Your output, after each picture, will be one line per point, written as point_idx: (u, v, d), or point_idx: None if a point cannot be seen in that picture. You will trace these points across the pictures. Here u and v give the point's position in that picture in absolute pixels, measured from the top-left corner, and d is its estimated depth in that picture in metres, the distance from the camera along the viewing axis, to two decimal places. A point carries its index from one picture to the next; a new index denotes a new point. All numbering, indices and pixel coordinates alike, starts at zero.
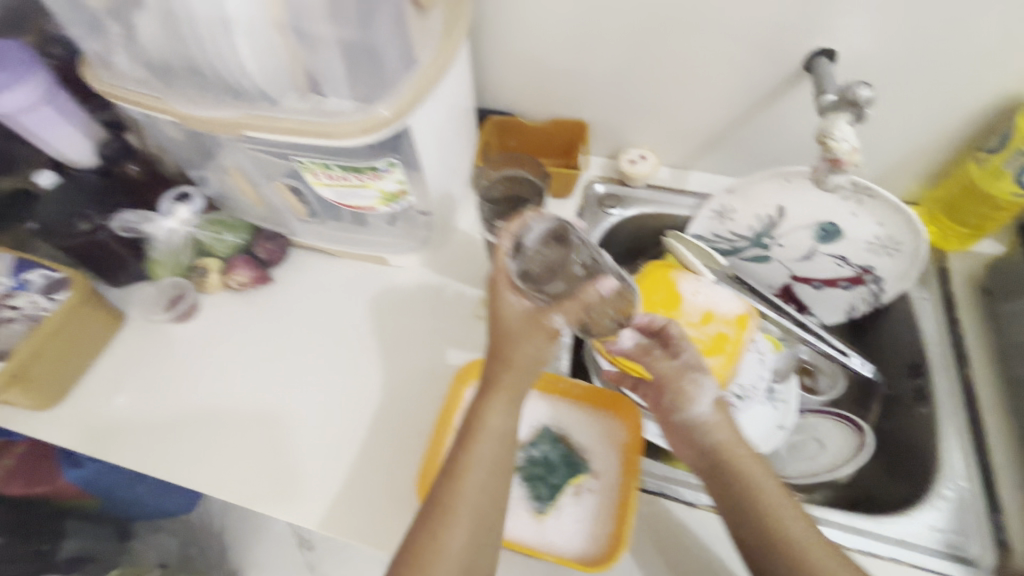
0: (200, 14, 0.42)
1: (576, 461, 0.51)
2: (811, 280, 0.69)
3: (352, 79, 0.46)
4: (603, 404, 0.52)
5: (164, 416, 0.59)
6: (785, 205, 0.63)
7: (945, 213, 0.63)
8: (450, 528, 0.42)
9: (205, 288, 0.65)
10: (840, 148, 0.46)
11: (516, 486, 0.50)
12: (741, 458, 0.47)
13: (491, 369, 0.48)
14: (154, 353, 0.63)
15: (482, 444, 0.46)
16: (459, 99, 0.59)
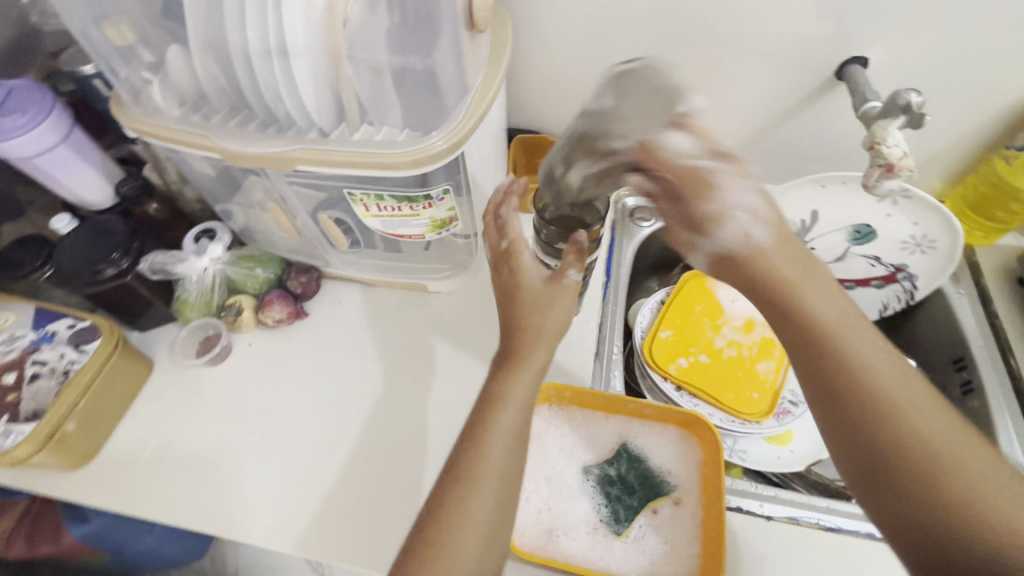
0: (256, 48, 0.40)
1: (655, 482, 0.50)
2: (844, 281, 0.68)
3: (408, 107, 0.45)
4: (674, 422, 0.52)
5: (204, 465, 0.56)
6: (819, 209, 0.65)
7: (971, 209, 0.65)
8: (477, 496, 0.39)
9: (237, 328, 0.62)
10: (892, 155, 0.48)
11: (593, 511, 0.48)
12: (809, 291, 0.40)
13: (507, 338, 0.44)
14: (188, 398, 0.60)
15: (506, 414, 0.41)
16: (498, 121, 0.59)
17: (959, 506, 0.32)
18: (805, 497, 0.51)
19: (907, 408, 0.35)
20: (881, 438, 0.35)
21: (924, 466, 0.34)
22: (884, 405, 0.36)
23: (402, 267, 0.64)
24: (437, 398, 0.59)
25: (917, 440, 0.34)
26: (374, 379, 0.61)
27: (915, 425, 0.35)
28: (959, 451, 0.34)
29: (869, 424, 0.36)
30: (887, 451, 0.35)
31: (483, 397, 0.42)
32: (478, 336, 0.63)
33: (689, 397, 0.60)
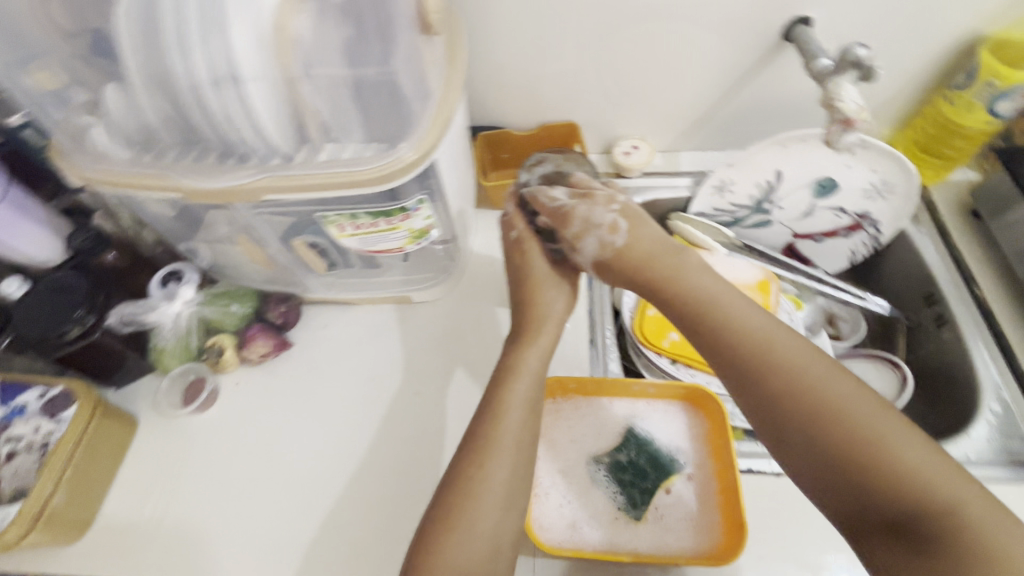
0: (205, 78, 0.38)
1: (665, 462, 0.51)
2: (812, 235, 0.72)
3: (368, 120, 0.44)
4: (677, 398, 0.54)
5: (208, 515, 0.53)
6: (783, 169, 0.65)
7: (923, 148, 0.68)
8: (494, 458, 0.41)
9: (222, 368, 0.60)
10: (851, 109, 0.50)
11: (610, 500, 0.49)
12: (686, 275, 0.48)
13: (519, 313, 0.52)
14: (180, 449, 0.57)
15: (521, 381, 0.45)
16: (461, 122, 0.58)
17: (853, 460, 0.37)
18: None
19: (794, 381, 0.41)
20: (778, 414, 0.41)
21: (819, 433, 0.39)
22: (773, 381, 0.41)
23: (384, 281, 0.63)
24: (440, 410, 0.58)
25: (802, 395, 0.40)
26: (372, 402, 0.59)
27: (806, 394, 0.40)
28: (846, 411, 0.39)
29: (767, 403, 0.41)
30: (786, 424, 0.40)
31: (499, 367, 0.47)
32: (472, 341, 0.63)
33: (685, 369, 0.60)
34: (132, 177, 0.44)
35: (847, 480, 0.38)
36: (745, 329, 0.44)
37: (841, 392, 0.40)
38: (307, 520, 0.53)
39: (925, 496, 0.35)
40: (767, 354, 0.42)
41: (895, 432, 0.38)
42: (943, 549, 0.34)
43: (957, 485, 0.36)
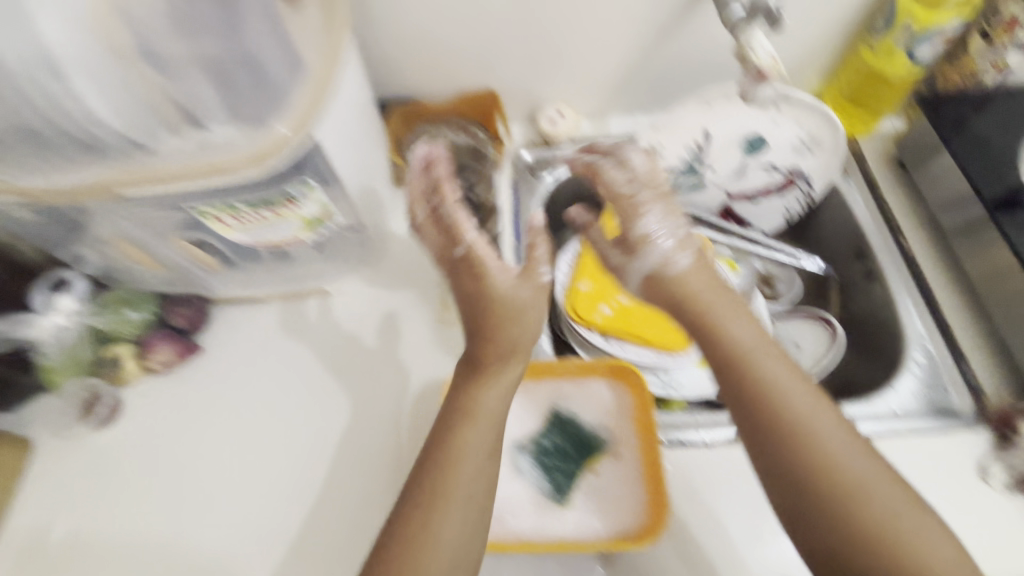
0: (15, 62, 0.33)
1: (590, 441, 0.49)
2: (747, 196, 0.68)
3: (227, 100, 0.39)
4: (603, 375, 0.51)
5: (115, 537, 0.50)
6: (710, 128, 0.63)
7: (850, 100, 0.66)
8: (439, 515, 0.39)
9: (123, 381, 0.56)
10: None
11: (533, 487, 0.47)
12: (730, 320, 0.43)
13: (474, 344, 0.46)
14: (82, 470, 0.53)
15: (474, 424, 0.43)
16: (360, 97, 0.53)
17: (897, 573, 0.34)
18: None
19: (840, 470, 0.37)
20: (818, 507, 0.37)
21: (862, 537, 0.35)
22: (819, 467, 0.37)
23: (297, 274, 0.59)
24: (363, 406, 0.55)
25: (841, 475, 0.37)
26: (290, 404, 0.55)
27: (851, 494, 0.36)
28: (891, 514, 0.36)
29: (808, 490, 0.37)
30: (826, 521, 0.36)
31: (453, 408, 0.44)
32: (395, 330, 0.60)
33: (616, 341, 0.60)
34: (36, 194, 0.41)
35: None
36: (790, 393, 0.40)
37: (884, 491, 0.36)
38: (234, 535, 0.51)
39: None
40: (812, 436, 0.38)
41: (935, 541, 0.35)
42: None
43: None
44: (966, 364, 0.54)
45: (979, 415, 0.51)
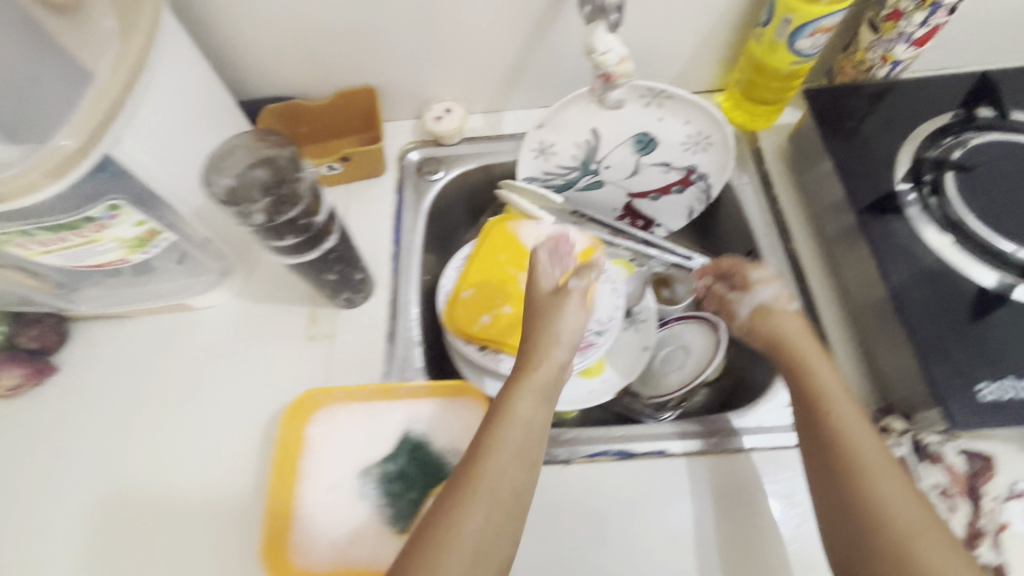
0: (79, 77, 0.50)
1: (437, 472, 0.58)
2: (649, 193, 0.84)
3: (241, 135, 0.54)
4: (450, 395, 0.61)
5: (113, 427, 0.67)
6: (597, 128, 0.77)
7: (745, 83, 0.78)
8: (466, 514, 0.46)
9: (132, 313, 0.72)
10: (625, 70, 0.56)
11: (381, 509, 0.56)
12: (843, 406, 0.54)
13: (519, 369, 0.58)
14: (94, 376, 0.70)
15: (539, 373, 0.57)
16: (231, 117, 0.69)
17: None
18: (710, 421, 0.64)
19: (895, 498, 0.47)
20: (857, 514, 0.48)
21: (910, 548, 0.45)
22: (869, 487, 0.48)
23: (402, 233, 0.78)
24: (306, 356, 0.70)
25: (898, 538, 0.45)
26: (253, 343, 0.71)
27: (883, 517, 0.46)
28: (934, 549, 0.44)
29: (849, 498, 0.48)
30: (867, 526, 0.47)
31: (491, 415, 0.54)
32: (470, 297, 0.76)
33: (494, 353, 0.73)
34: (216, 151, 0.52)
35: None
36: (885, 472, 0.49)
37: (926, 531, 0.45)
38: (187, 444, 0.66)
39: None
40: (863, 467, 0.49)
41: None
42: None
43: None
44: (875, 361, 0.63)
45: None
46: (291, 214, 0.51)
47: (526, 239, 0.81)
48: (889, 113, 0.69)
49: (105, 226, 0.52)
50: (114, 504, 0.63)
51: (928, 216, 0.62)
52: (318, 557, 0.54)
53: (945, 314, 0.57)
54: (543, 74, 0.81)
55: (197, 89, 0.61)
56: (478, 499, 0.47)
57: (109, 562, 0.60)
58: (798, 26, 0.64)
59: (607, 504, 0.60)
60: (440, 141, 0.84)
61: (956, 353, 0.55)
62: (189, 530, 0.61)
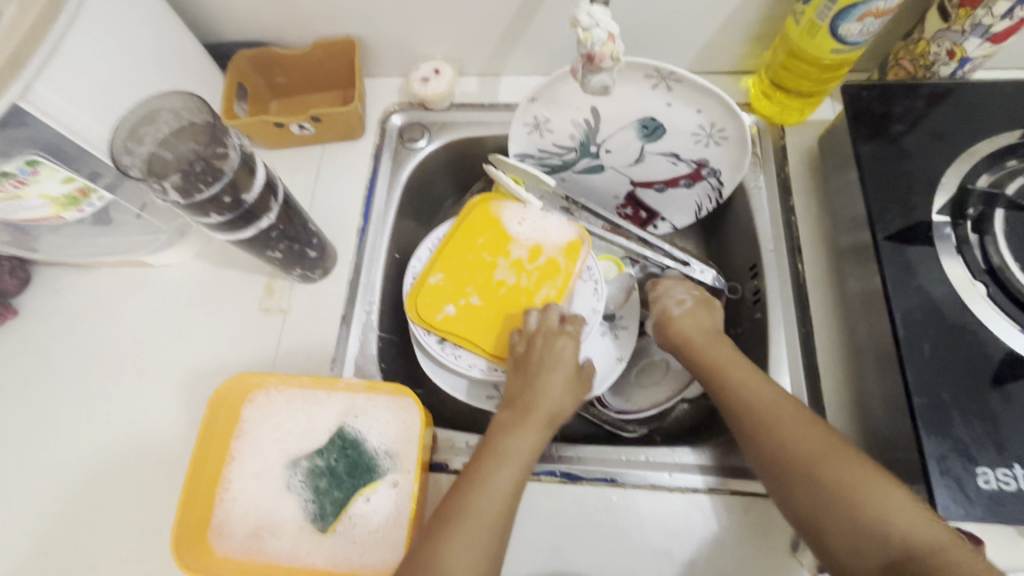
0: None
1: (365, 475, 0.55)
2: (653, 184, 0.74)
3: (168, 100, 0.49)
4: (384, 393, 0.57)
5: (60, 378, 0.66)
6: (597, 107, 0.66)
7: (780, 68, 0.66)
8: (457, 546, 0.46)
9: (90, 263, 0.69)
10: (613, 51, 0.48)
11: (304, 504, 0.54)
12: (734, 368, 0.56)
13: (525, 399, 0.56)
14: (49, 324, 0.69)
15: (539, 408, 0.55)
16: (190, 64, 0.63)
17: (850, 496, 0.45)
18: (668, 455, 0.59)
19: (787, 430, 0.49)
20: (766, 462, 0.50)
21: (817, 475, 0.47)
22: (767, 434, 0.50)
23: (374, 205, 0.73)
24: (257, 329, 0.67)
25: (803, 472, 0.47)
26: (206, 308, 0.68)
27: (784, 456, 0.49)
28: (832, 462, 0.47)
29: (755, 448, 0.51)
30: (779, 471, 0.49)
31: (490, 450, 0.52)
32: (438, 282, 0.69)
33: (453, 346, 0.68)
34: (139, 114, 0.48)
35: (840, 508, 0.45)
36: (780, 420, 0.50)
37: (822, 452, 0.47)
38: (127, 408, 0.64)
39: (907, 541, 0.42)
40: (760, 410, 0.52)
41: (878, 485, 0.45)
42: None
43: (948, 545, 0.41)
44: (867, 412, 0.56)
45: None
46: (210, 191, 0.46)
47: (509, 224, 0.72)
48: (942, 122, 0.58)
49: (27, 182, 0.49)
50: (48, 460, 0.62)
51: (965, 256, 0.53)
52: (236, 545, 0.53)
53: (958, 379, 0.49)
54: (544, 37, 0.71)
55: (142, 31, 0.55)
56: (466, 527, 0.47)
57: (36, 518, 0.60)
58: (844, 6, 0.53)
59: (545, 525, 0.57)
60: (427, 105, 0.76)
61: (959, 427, 0.47)
62: (118, 494, 0.60)
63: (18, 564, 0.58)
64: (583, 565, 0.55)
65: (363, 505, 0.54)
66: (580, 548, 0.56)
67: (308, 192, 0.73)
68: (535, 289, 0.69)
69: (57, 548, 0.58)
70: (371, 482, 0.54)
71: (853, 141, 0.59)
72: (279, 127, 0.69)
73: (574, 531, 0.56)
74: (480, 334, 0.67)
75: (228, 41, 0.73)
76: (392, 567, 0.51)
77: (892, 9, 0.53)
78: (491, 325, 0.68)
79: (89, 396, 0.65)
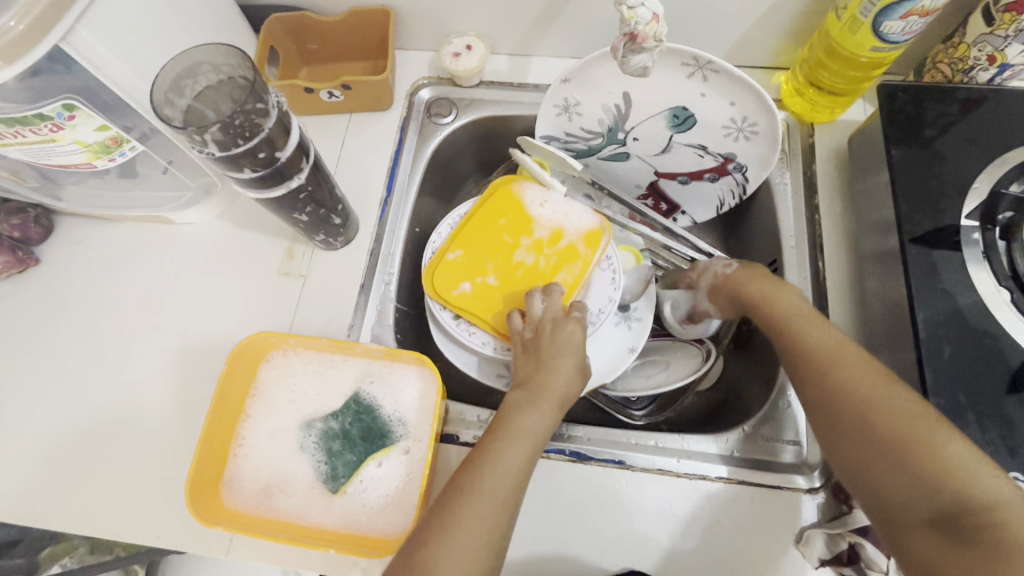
0: None
1: (378, 440, 0.56)
2: (678, 175, 0.74)
3: (213, 58, 0.48)
4: (402, 360, 0.58)
5: (79, 330, 0.67)
6: (629, 93, 0.66)
7: (816, 64, 0.66)
8: (468, 513, 0.45)
9: (114, 217, 0.70)
10: (656, 31, 0.48)
11: (316, 465, 0.55)
12: (804, 320, 0.52)
13: (536, 377, 0.56)
14: (71, 274, 0.69)
15: (547, 387, 0.54)
16: (223, 23, 0.63)
17: (906, 448, 0.42)
18: (677, 443, 0.60)
19: (852, 383, 0.46)
20: (825, 411, 0.47)
21: (876, 427, 0.44)
22: (828, 383, 0.47)
23: (399, 178, 0.73)
24: (275, 293, 0.67)
25: (862, 426, 0.45)
26: (225, 269, 0.68)
27: (845, 407, 0.46)
28: (893, 416, 0.43)
29: (812, 399, 0.48)
30: (838, 422, 0.46)
31: (501, 426, 0.52)
32: (457, 258, 0.70)
33: (468, 322, 0.69)
34: (182, 65, 0.47)
35: (899, 464, 0.42)
36: (848, 374, 0.47)
37: (886, 405, 0.44)
38: (144, 361, 0.64)
39: (963, 501, 0.39)
40: (823, 361, 0.48)
41: (949, 440, 0.41)
42: (979, 547, 0.37)
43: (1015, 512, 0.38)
44: None
45: (823, 479, 0.56)
46: (248, 145, 0.46)
47: (532, 205, 0.72)
48: (977, 128, 0.58)
49: (62, 127, 0.49)
50: (64, 405, 0.63)
51: (992, 262, 0.53)
52: (247, 500, 0.54)
53: (975, 382, 0.49)
54: (579, 19, 0.70)
55: None
56: (475, 501, 0.46)
57: (49, 461, 0.61)
58: (889, 3, 0.52)
59: (551, 502, 0.57)
60: (457, 81, 0.76)
61: (973, 431, 0.48)
62: (132, 445, 0.61)
63: (31, 504, 0.59)
64: (588, 543, 0.56)
65: (374, 470, 0.55)
66: (585, 527, 0.56)
67: (333, 160, 0.73)
68: (552, 273, 0.69)
69: (69, 492, 0.59)
70: (384, 448, 0.55)
71: (885, 142, 0.59)
72: (309, 92, 0.69)
73: (580, 509, 0.57)
74: (494, 314, 0.68)
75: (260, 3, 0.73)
76: (400, 531, 0.52)
77: (938, 8, 0.53)
78: (508, 302, 0.68)
79: (107, 349, 0.65)
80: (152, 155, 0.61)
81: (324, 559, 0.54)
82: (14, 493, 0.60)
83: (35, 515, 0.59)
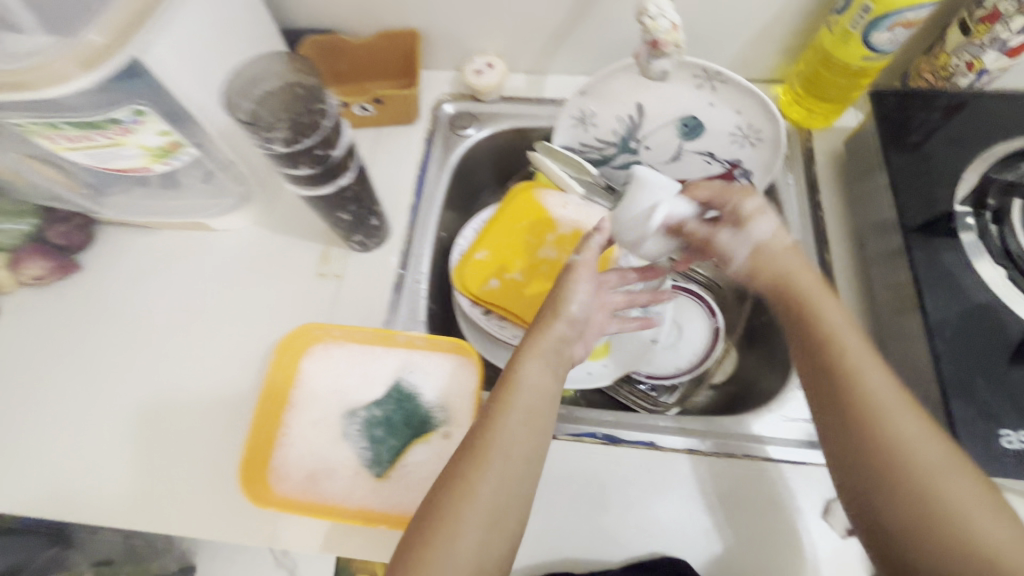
0: None
1: (420, 426, 0.58)
2: (687, 183, 0.77)
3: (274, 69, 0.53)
4: (441, 349, 0.61)
5: (122, 331, 0.69)
6: (642, 103, 0.72)
7: (811, 76, 0.72)
8: (478, 477, 0.44)
9: (157, 224, 0.73)
10: (675, 39, 0.54)
11: (359, 451, 0.57)
12: (856, 352, 0.47)
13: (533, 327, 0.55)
14: (112, 280, 0.72)
15: (550, 337, 0.53)
16: (268, 43, 0.68)
17: (955, 523, 0.39)
18: (704, 424, 0.62)
19: (905, 436, 0.42)
20: (864, 461, 0.43)
21: (926, 489, 0.40)
22: (878, 435, 0.43)
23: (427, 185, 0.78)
24: (313, 294, 0.70)
25: (913, 485, 0.41)
26: (264, 272, 0.71)
27: (897, 461, 0.42)
28: (940, 479, 0.40)
29: (851, 446, 0.44)
30: (886, 475, 0.42)
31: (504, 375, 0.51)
32: (484, 258, 0.73)
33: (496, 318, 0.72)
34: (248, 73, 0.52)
35: (946, 538, 0.39)
36: (900, 427, 0.43)
37: (935, 463, 0.41)
38: (187, 360, 0.67)
39: None
40: (875, 410, 0.44)
41: (995, 522, 0.39)
42: None
43: None
44: None
45: None
46: (307, 142, 0.51)
47: (553, 209, 0.76)
48: (961, 127, 0.64)
49: (130, 130, 0.53)
50: (108, 404, 0.65)
51: (985, 243, 0.58)
52: (294, 487, 0.55)
53: (980, 351, 0.53)
54: (593, 38, 0.76)
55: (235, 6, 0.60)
56: (485, 457, 0.45)
57: (93, 459, 0.62)
58: (877, 16, 0.59)
59: (585, 485, 0.59)
60: (477, 97, 0.81)
61: (983, 392, 0.52)
62: (177, 439, 0.62)
63: (75, 501, 0.60)
64: (624, 523, 0.58)
65: (417, 454, 0.57)
66: (621, 507, 0.58)
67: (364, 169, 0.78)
68: None
69: (114, 487, 0.60)
70: (427, 433, 0.57)
71: (880, 141, 0.64)
72: (344, 107, 0.74)
73: (614, 491, 0.59)
74: (523, 309, 0.71)
75: (298, 27, 0.79)
76: None
77: (920, 21, 0.59)
78: (535, 298, 0.71)
79: (150, 349, 0.68)
80: (201, 162, 0.65)
81: (370, 543, 0.55)
82: (60, 490, 0.61)
83: (80, 511, 0.60)
